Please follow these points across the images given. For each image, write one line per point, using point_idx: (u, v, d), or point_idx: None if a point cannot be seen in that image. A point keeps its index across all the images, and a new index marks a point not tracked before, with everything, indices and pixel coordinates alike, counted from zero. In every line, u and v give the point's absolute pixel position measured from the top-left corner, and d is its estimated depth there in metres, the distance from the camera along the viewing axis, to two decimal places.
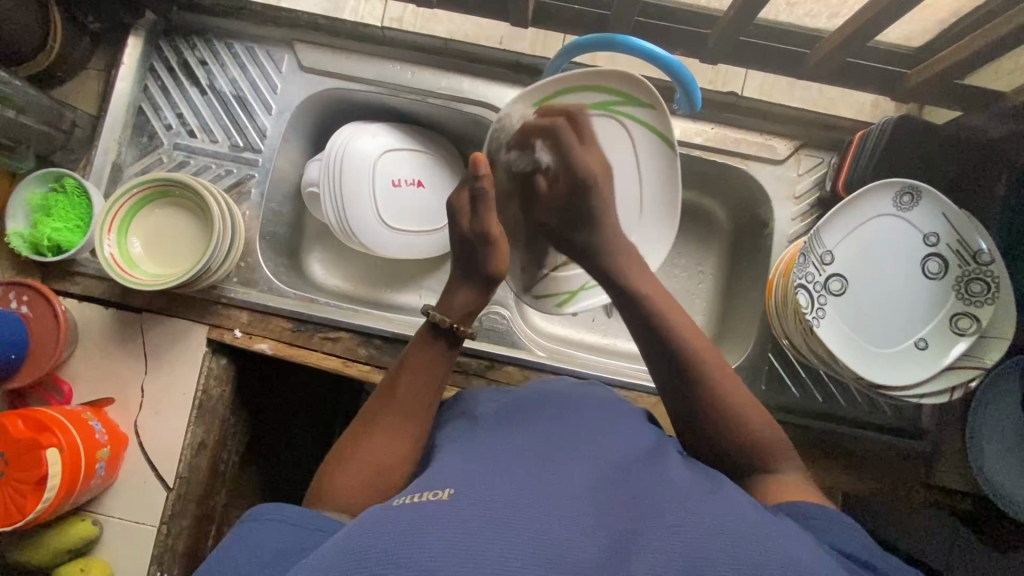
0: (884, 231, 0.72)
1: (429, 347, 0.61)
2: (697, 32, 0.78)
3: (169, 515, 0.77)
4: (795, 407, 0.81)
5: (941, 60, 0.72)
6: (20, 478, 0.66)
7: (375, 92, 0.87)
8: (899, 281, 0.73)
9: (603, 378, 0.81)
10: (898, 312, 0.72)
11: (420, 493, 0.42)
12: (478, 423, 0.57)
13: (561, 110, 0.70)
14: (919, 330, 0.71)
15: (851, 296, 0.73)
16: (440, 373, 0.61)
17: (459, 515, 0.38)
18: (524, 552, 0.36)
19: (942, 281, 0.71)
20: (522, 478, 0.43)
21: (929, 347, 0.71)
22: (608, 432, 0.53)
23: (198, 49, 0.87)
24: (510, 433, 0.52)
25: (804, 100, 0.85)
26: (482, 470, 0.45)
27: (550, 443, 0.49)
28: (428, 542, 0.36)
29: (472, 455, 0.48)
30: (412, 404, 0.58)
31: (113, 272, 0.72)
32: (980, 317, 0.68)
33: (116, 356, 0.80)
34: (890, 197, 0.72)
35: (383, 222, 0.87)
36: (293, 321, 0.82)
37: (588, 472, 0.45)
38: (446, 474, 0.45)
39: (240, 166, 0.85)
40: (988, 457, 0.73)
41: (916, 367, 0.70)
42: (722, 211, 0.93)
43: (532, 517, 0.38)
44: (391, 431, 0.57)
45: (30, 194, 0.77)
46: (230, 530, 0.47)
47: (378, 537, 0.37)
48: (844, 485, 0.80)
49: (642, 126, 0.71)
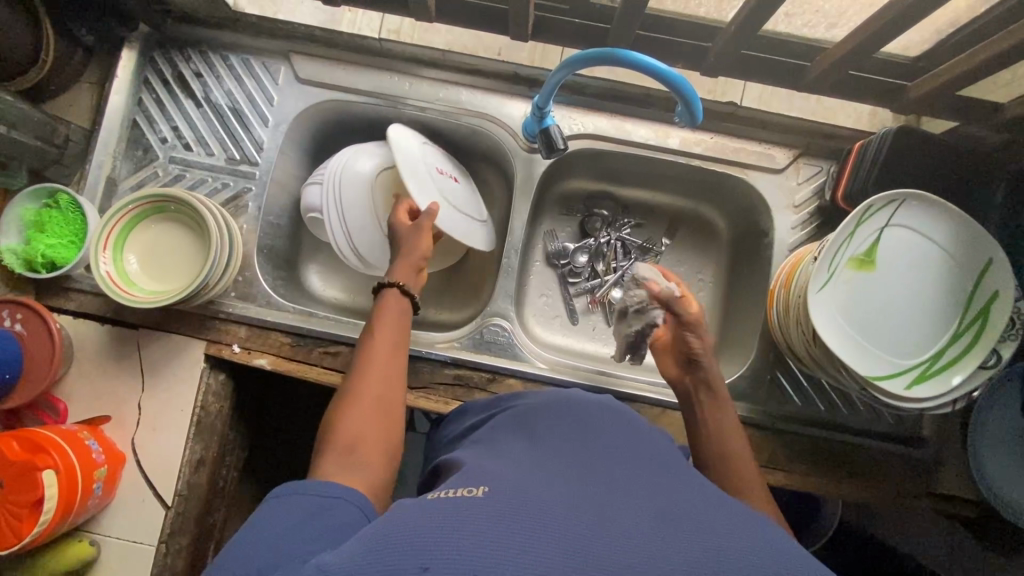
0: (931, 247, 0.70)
1: (390, 303, 0.68)
2: (695, 43, 0.78)
3: (168, 534, 0.76)
4: (797, 416, 0.81)
5: (940, 71, 0.72)
6: (16, 500, 0.64)
7: (373, 103, 0.86)
8: (941, 301, 0.70)
9: (606, 389, 0.81)
10: (930, 333, 0.70)
11: (454, 489, 0.43)
12: (504, 429, 0.57)
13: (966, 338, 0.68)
14: (939, 350, 0.69)
15: (891, 297, 0.71)
16: (404, 325, 0.67)
17: (492, 512, 0.38)
18: (559, 543, 0.36)
19: (973, 308, 0.69)
20: (551, 479, 0.43)
21: (953, 368, 0.68)
22: (626, 434, 0.52)
23: (192, 61, 0.86)
24: (537, 436, 0.52)
25: (801, 110, 0.86)
26: (502, 475, 0.44)
27: (577, 446, 0.49)
28: (455, 551, 0.35)
29: (494, 461, 0.48)
30: (386, 366, 0.62)
31: (109, 290, 0.71)
32: (1001, 351, 0.66)
33: (112, 373, 0.79)
34: (949, 213, 0.69)
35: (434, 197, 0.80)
36: (292, 336, 0.82)
37: (608, 475, 0.44)
38: (480, 472, 0.46)
39: (237, 179, 0.85)
40: (992, 469, 0.74)
41: (955, 371, 0.68)
42: (721, 219, 0.94)
43: (566, 514, 0.38)
44: (377, 389, 0.59)
45: (23, 211, 0.76)
46: (251, 516, 0.44)
47: (411, 527, 0.37)
48: (848, 495, 0.80)
49: (877, 375, 0.68)
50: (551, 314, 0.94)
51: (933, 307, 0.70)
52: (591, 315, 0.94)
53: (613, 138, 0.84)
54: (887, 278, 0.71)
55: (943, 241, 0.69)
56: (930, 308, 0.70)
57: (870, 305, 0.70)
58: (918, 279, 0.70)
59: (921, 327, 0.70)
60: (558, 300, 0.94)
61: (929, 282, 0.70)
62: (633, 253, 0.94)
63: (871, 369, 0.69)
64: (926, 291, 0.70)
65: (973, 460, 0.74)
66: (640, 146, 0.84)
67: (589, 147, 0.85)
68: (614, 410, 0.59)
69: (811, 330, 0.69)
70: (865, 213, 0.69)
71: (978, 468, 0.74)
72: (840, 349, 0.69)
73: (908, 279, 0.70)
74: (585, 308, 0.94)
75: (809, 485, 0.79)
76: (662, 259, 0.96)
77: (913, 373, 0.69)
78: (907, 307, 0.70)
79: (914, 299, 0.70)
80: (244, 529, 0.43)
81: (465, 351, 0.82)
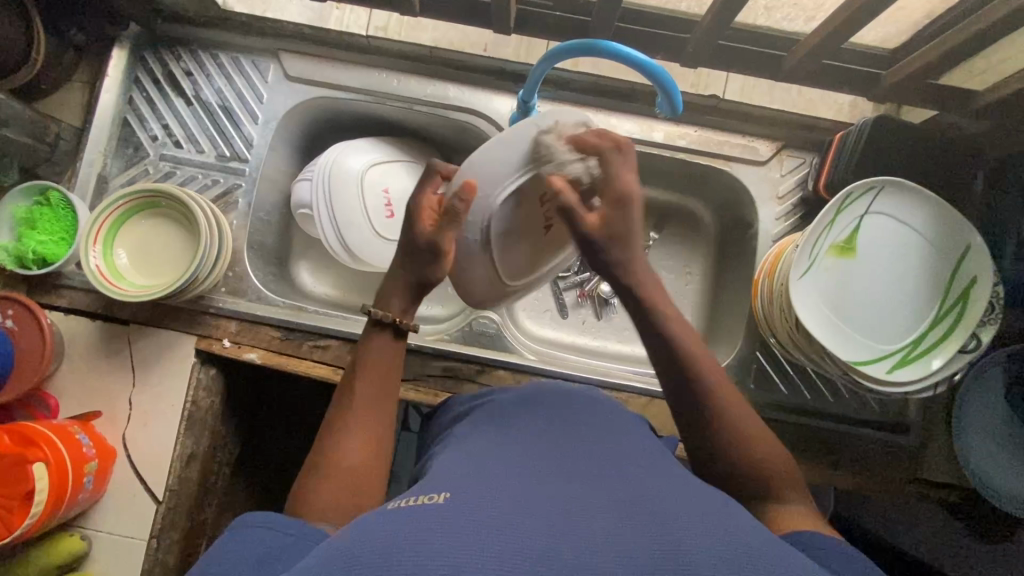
0: (909, 233, 0.71)
1: (380, 343, 0.60)
2: (677, 36, 0.80)
3: (159, 528, 0.76)
4: (783, 404, 0.82)
5: (916, 60, 0.73)
6: (7, 493, 0.65)
7: (362, 99, 0.87)
8: (920, 286, 0.71)
9: (594, 380, 0.82)
10: (909, 317, 0.71)
11: (415, 497, 0.43)
12: (472, 430, 0.57)
13: (944, 322, 0.69)
14: (918, 335, 0.70)
15: (871, 282, 0.72)
16: (396, 364, 0.60)
17: (453, 522, 0.38)
18: (522, 549, 0.37)
19: (952, 293, 0.70)
20: (514, 486, 0.43)
21: (933, 352, 0.69)
22: (601, 436, 0.53)
23: (183, 60, 0.87)
24: (503, 439, 0.52)
25: (783, 102, 0.86)
26: (474, 477, 0.45)
27: (541, 451, 0.49)
28: (420, 553, 0.36)
29: (469, 458, 0.49)
30: (370, 407, 0.57)
31: (98, 284, 0.72)
32: (981, 335, 0.68)
33: (103, 369, 0.80)
34: (928, 199, 0.70)
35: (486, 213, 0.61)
36: (282, 330, 0.82)
37: (578, 479, 0.45)
38: (443, 477, 0.46)
39: (227, 176, 0.85)
40: (977, 455, 0.74)
41: (934, 356, 0.69)
42: (708, 212, 0.95)
43: (526, 523, 0.39)
44: (361, 431, 0.55)
45: (14, 208, 0.76)
46: (212, 547, 0.45)
47: (372, 541, 0.37)
48: (835, 482, 0.80)
49: (860, 360, 0.69)
50: (541, 308, 0.95)
51: (913, 292, 0.71)
52: (580, 308, 0.95)
53: (598, 132, 0.85)
54: (867, 264, 0.72)
55: (921, 228, 0.71)
56: (910, 293, 0.71)
57: (851, 291, 0.72)
58: (898, 265, 0.72)
59: (901, 312, 0.71)
60: (547, 294, 0.95)
61: (908, 268, 0.71)
62: None
63: (854, 356, 0.70)
64: (906, 276, 0.71)
65: (960, 452, 0.75)
66: (625, 140, 0.85)
67: None
68: (588, 409, 0.59)
69: (793, 316, 0.69)
70: (845, 200, 0.70)
71: (965, 460, 0.74)
72: (824, 336, 0.69)
73: (887, 265, 0.72)
74: (574, 301, 0.95)
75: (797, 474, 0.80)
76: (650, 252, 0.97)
77: (894, 358, 0.70)
78: (887, 293, 0.72)
79: (893, 285, 0.72)
80: (215, 544, 0.46)
81: (455, 343, 0.83)
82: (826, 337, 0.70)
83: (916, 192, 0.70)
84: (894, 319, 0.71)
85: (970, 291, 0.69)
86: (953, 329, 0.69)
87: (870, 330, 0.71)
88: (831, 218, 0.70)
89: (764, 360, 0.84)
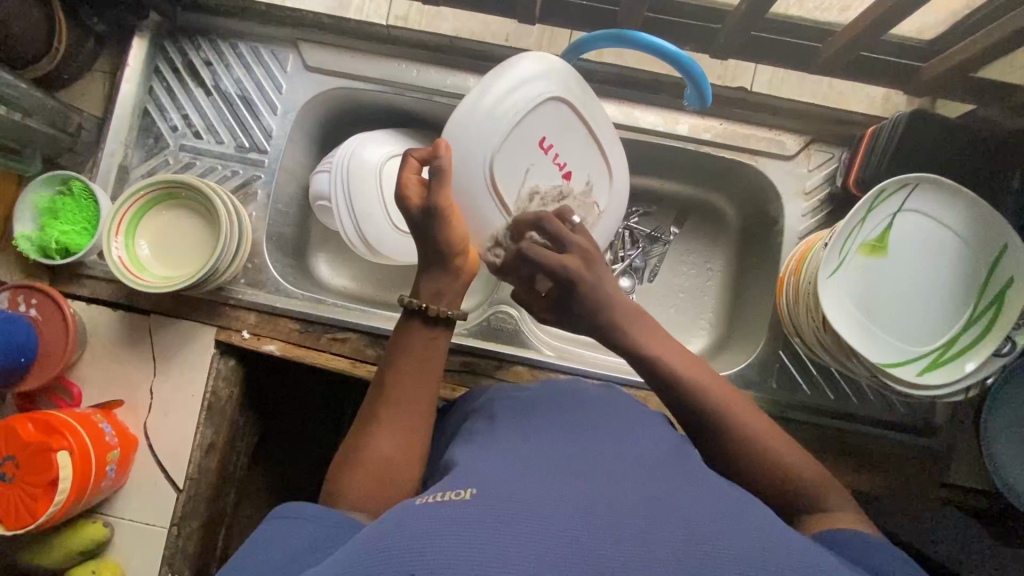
0: (943, 233, 0.69)
1: (416, 333, 0.59)
2: (705, 27, 0.78)
3: (180, 516, 0.77)
4: (806, 404, 0.81)
5: (956, 52, 0.71)
6: (32, 481, 0.66)
7: (381, 90, 0.86)
8: (952, 287, 0.69)
9: (613, 377, 0.81)
10: (939, 320, 0.69)
11: (441, 493, 0.42)
12: (493, 425, 0.56)
13: (976, 326, 0.67)
14: (949, 339, 0.68)
15: (901, 282, 0.70)
16: (433, 357, 0.59)
17: (483, 519, 0.37)
18: (545, 550, 0.36)
19: (985, 295, 0.68)
20: (537, 485, 0.42)
21: (964, 356, 0.67)
22: (625, 437, 0.52)
23: (202, 49, 0.87)
24: (526, 437, 0.51)
25: (813, 94, 0.83)
26: (496, 476, 0.44)
27: (566, 450, 0.48)
28: (445, 553, 0.35)
29: (488, 456, 0.48)
30: (408, 398, 0.56)
31: (120, 274, 0.72)
32: (1017, 340, 0.65)
33: (124, 358, 0.80)
34: (964, 198, 0.67)
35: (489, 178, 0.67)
36: (300, 323, 0.82)
37: (601, 479, 0.44)
38: (470, 472, 0.45)
39: (246, 167, 0.85)
40: (1004, 459, 0.73)
41: (968, 358, 0.67)
42: (731, 207, 0.93)
43: (557, 520, 0.38)
44: (396, 422, 0.55)
45: (37, 197, 0.77)
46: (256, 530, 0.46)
47: (400, 536, 0.37)
48: (857, 484, 0.79)
49: (888, 364, 0.67)
50: None
51: (944, 293, 0.69)
52: None
53: (621, 126, 0.83)
54: (898, 263, 0.70)
55: (956, 227, 0.68)
56: (942, 295, 0.69)
57: (880, 291, 0.70)
58: (930, 265, 0.69)
59: (932, 315, 0.69)
60: None
61: (940, 268, 0.69)
62: (641, 243, 0.94)
63: (881, 359, 0.68)
64: (938, 276, 0.69)
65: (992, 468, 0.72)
66: (648, 133, 0.83)
67: None
68: (609, 409, 0.58)
69: (821, 316, 0.68)
70: (878, 197, 0.67)
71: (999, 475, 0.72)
72: (850, 337, 0.68)
73: (919, 265, 0.70)
74: None
75: None
76: (670, 249, 0.96)
77: (924, 361, 0.68)
78: (918, 294, 0.70)
79: (925, 286, 0.70)
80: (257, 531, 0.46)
81: (472, 338, 0.82)
82: (853, 339, 0.68)
83: (955, 190, 0.67)
84: (925, 321, 0.69)
85: (1006, 293, 0.66)
86: (985, 333, 0.67)
87: (899, 332, 0.69)
88: (862, 215, 0.68)
89: (786, 358, 0.82)
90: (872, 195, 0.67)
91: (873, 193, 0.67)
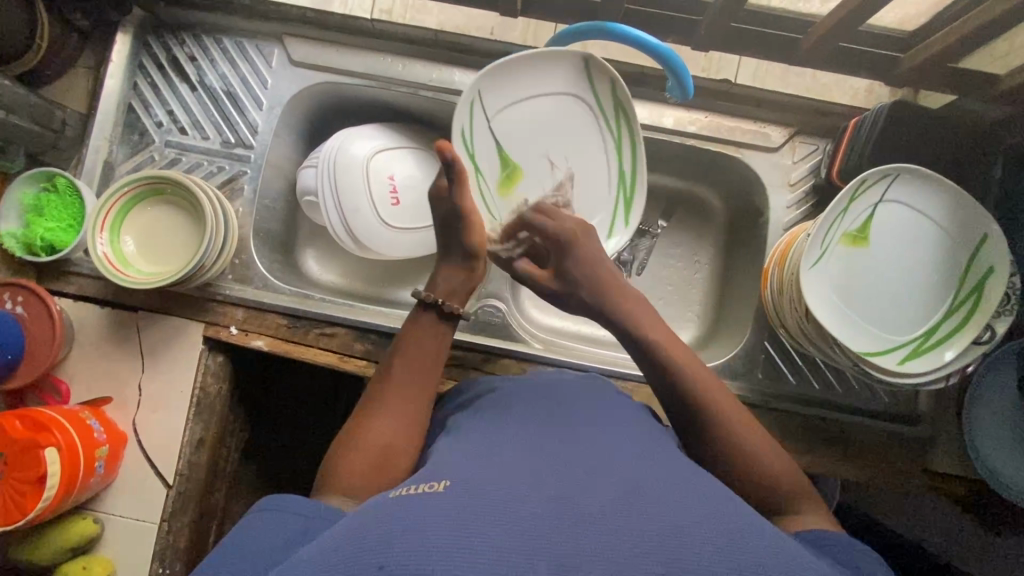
0: (925, 221, 0.69)
1: (424, 323, 0.65)
2: (688, 19, 0.78)
3: (170, 511, 0.78)
4: (792, 394, 0.82)
5: (936, 42, 0.72)
6: (20, 477, 0.66)
7: (367, 85, 0.86)
8: (933, 274, 0.70)
9: (601, 370, 0.81)
10: (920, 308, 0.69)
11: (416, 486, 0.42)
12: (473, 420, 0.56)
13: (954, 314, 0.68)
14: (929, 327, 0.69)
15: (882, 270, 0.71)
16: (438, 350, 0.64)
17: (451, 512, 0.38)
18: (520, 543, 0.36)
19: (964, 282, 0.68)
20: (515, 477, 0.43)
21: (943, 342, 0.68)
22: (606, 428, 0.53)
23: (186, 45, 0.86)
24: (506, 430, 0.52)
25: (797, 87, 0.84)
26: (476, 466, 0.44)
27: (544, 443, 0.49)
28: (418, 547, 0.35)
29: (471, 448, 0.49)
30: (408, 383, 0.60)
31: (104, 270, 0.72)
32: (997, 328, 0.66)
33: (112, 354, 0.80)
34: (943, 188, 0.68)
35: (494, 141, 0.78)
36: (288, 318, 0.82)
37: (578, 469, 0.45)
38: (446, 464, 0.46)
39: (232, 163, 0.85)
40: (985, 446, 0.73)
41: (947, 347, 0.68)
42: (717, 200, 0.93)
43: (524, 509, 0.39)
44: (394, 408, 0.58)
45: (22, 194, 0.77)
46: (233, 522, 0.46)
47: (369, 530, 0.38)
48: (842, 472, 0.80)
49: (867, 352, 0.68)
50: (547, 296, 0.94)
51: (924, 280, 0.70)
52: None
53: None
54: (882, 251, 0.71)
55: (937, 217, 0.69)
56: (923, 282, 0.70)
57: (861, 283, 0.70)
58: (912, 255, 0.70)
59: (915, 302, 0.70)
60: None
61: (922, 255, 0.70)
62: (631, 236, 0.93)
63: (862, 349, 0.68)
64: (918, 262, 0.70)
65: (969, 444, 0.74)
66: None
67: None
68: (593, 401, 0.59)
69: (804, 306, 0.68)
70: (859, 187, 0.68)
71: (975, 452, 0.73)
72: (832, 328, 0.68)
73: (900, 253, 0.70)
74: None
75: (804, 463, 0.80)
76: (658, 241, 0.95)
77: (904, 349, 0.69)
78: (899, 283, 0.70)
79: (908, 274, 0.70)
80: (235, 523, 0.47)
81: (462, 332, 0.83)
82: (835, 329, 0.68)
83: (938, 179, 0.68)
84: (906, 310, 0.70)
85: (984, 279, 0.67)
86: (965, 322, 0.68)
87: (879, 320, 0.70)
88: (844, 203, 0.68)
89: (772, 349, 0.83)
90: (856, 183, 0.67)
91: (857, 182, 0.67)
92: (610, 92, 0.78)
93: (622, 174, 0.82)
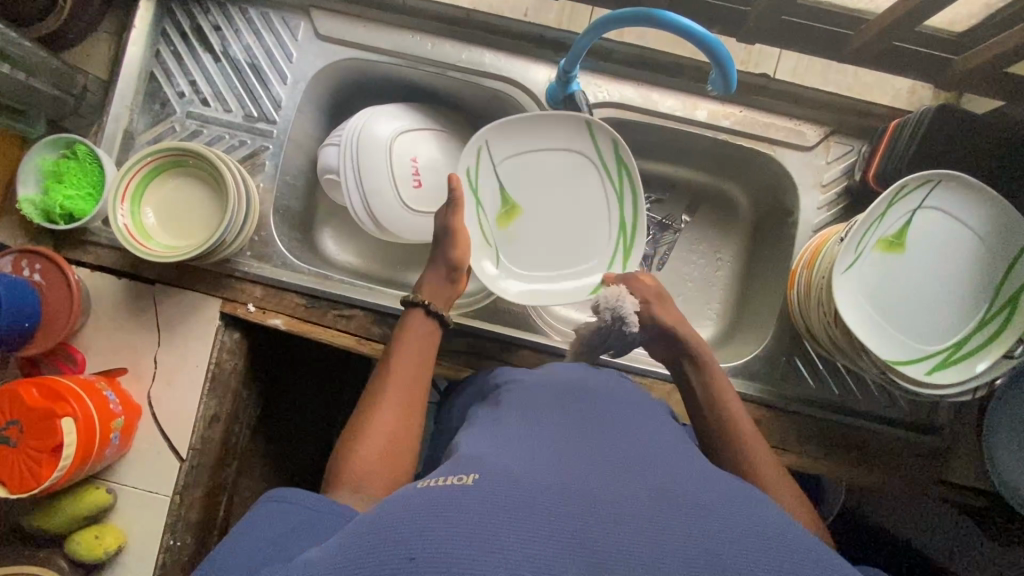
0: (964, 231, 0.68)
1: (414, 323, 0.65)
2: (734, 10, 0.76)
3: (182, 485, 0.78)
4: (812, 399, 0.80)
5: (988, 46, 0.70)
6: (36, 445, 0.66)
7: (394, 63, 0.84)
8: (968, 286, 0.68)
9: (620, 365, 0.81)
10: (954, 319, 0.68)
11: (443, 477, 0.42)
12: (496, 413, 0.56)
13: (987, 328, 0.67)
14: (962, 339, 0.68)
15: (918, 279, 0.69)
16: (428, 344, 0.65)
17: (484, 504, 0.37)
18: (556, 536, 0.36)
19: (999, 295, 0.67)
20: (546, 471, 0.42)
21: (974, 354, 0.67)
22: (632, 425, 0.52)
23: (211, 13, 0.84)
24: (533, 424, 0.51)
25: (838, 85, 0.82)
26: (505, 459, 0.44)
27: (573, 437, 0.48)
28: (447, 536, 0.35)
29: (498, 441, 0.48)
30: (403, 381, 0.60)
31: (125, 242, 0.71)
32: None
33: (128, 326, 0.80)
34: (985, 197, 0.66)
35: (496, 185, 0.79)
36: (307, 298, 0.81)
37: (608, 466, 0.44)
38: (473, 456, 0.45)
39: (254, 137, 0.83)
40: (1004, 461, 0.73)
41: (979, 359, 0.67)
42: (743, 197, 0.92)
43: (556, 502, 0.38)
44: (394, 404, 0.58)
45: (41, 160, 0.75)
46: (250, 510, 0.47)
47: (401, 516, 0.37)
48: (859, 479, 0.79)
49: (897, 362, 0.67)
50: None
51: (961, 290, 0.68)
52: None
53: (638, 109, 0.81)
54: (918, 260, 0.69)
55: (977, 229, 0.67)
56: (958, 293, 0.68)
57: (896, 291, 0.69)
58: (947, 265, 0.69)
59: (948, 313, 0.68)
60: None
61: (959, 266, 0.68)
62: (653, 229, 0.94)
63: (892, 359, 0.67)
64: (955, 272, 0.69)
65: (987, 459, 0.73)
66: (666, 118, 0.81)
67: (615, 117, 0.82)
68: (617, 397, 0.58)
69: (834, 310, 0.67)
70: (899, 193, 0.66)
71: (991, 464, 0.73)
72: (864, 336, 0.67)
73: (937, 263, 0.69)
74: None
75: (819, 467, 0.79)
76: (680, 237, 0.94)
77: (934, 360, 0.68)
78: (934, 294, 0.69)
79: (944, 284, 0.69)
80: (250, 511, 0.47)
81: (480, 321, 0.82)
82: (865, 336, 0.67)
83: (980, 187, 0.66)
84: (940, 321, 0.68)
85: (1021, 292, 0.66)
86: (997, 337, 0.67)
87: (911, 330, 0.68)
88: (882, 208, 0.67)
89: (793, 353, 0.82)
90: (897, 186, 0.65)
91: (899, 185, 0.65)
92: (612, 150, 0.77)
93: (619, 195, 0.79)
